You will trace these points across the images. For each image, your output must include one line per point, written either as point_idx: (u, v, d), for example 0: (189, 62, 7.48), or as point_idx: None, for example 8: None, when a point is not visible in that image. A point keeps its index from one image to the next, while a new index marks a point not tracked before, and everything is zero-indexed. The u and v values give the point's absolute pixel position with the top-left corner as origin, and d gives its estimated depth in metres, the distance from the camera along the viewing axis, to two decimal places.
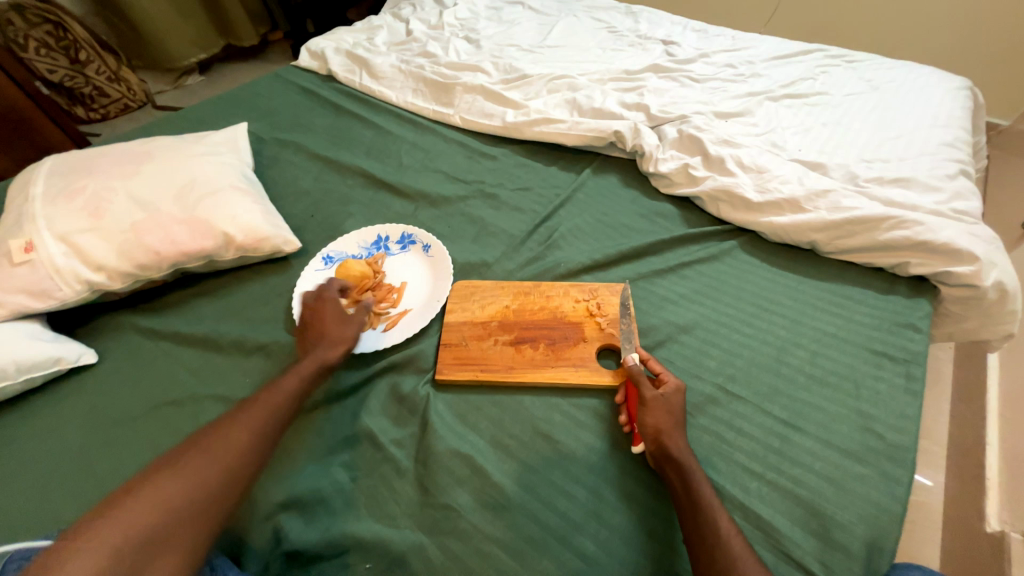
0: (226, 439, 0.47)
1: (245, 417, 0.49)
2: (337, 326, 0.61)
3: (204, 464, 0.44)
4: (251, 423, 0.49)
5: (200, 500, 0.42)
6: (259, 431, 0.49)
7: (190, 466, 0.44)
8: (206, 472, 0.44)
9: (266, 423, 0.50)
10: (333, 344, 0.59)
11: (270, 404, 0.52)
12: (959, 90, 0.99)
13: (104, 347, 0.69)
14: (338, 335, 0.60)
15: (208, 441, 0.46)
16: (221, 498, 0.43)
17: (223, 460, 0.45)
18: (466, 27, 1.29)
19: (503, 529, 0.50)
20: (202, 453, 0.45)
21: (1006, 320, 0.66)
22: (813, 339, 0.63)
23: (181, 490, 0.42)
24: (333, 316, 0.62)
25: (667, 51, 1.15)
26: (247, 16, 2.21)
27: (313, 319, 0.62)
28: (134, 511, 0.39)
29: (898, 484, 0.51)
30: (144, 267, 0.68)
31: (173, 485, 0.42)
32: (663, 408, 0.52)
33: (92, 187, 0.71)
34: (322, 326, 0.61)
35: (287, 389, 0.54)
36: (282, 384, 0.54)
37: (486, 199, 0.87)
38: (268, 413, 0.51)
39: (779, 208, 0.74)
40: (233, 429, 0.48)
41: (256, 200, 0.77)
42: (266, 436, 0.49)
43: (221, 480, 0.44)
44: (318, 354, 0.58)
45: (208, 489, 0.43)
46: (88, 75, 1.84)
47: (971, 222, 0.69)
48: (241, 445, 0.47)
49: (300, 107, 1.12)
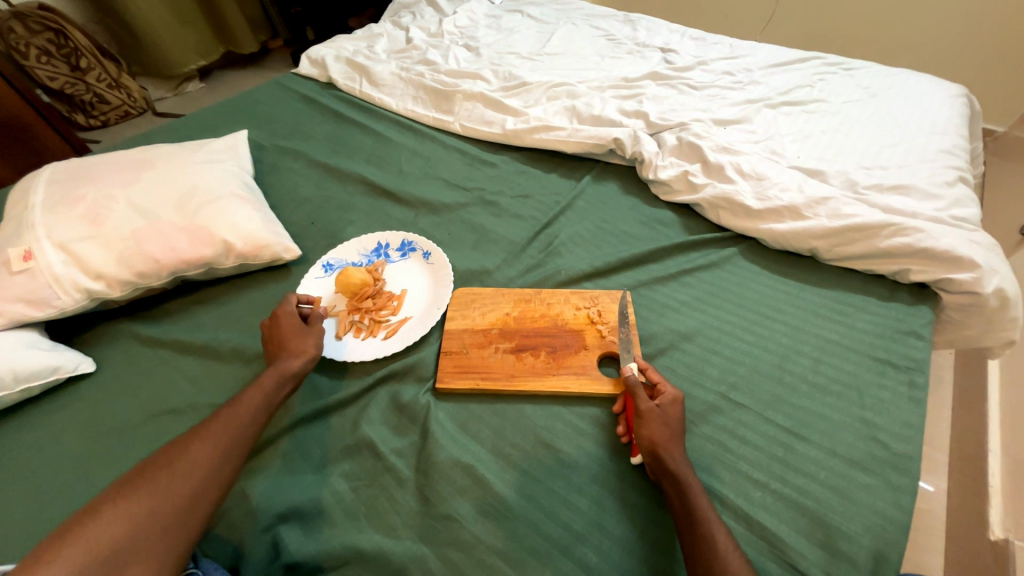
0: (189, 453, 0.45)
1: (210, 430, 0.48)
2: (298, 337, 0.60)
3: (167, 482, 0.42)
4: (216, 436, 0.48)
5: (165, 517, 0.41)
6: (226, 445, 0.48)
7: (153, 484, 0.42)
8: (171, 490, 0.42)
9: (231, 436, 0.49)
10: (295, 353, 0.59)
11: (235, 417, 0.50)
12: (956, 98, 0.99)
13: (103, 356, 0.68)
14: (299, 346, 0.59)
15: (172, 455, 0.45)
16: (189, 514, 0.42)
17: (190, 474, 0.44)
18: (466, 35, 1.30)
19: (504, 540, 0.49)
20: (167, 467, 0.44)
21: (1008, 327, 0.66)
22: (815, 347, 0.63)
23: (145, 509, 0.40)
24: (293, 328, 0.62)
25: (665, 59, 1.16)
26: (247, 24, 2.22)
27: (276, 331, 0.62)
28: (97, 532, 0.38)
29: (904, 493, 0.50)
30: (144, 275, 0.68)
31: (134, 505, 0.40)
32: (659, 419, 0.52)
33: (92, 196, 0.71)
34: (282, 339, 0.60)
35: (254, 401, 0.53)
36: (246, 398, 0.53)
37: (486, 207, 0.87)
38: (234, 426, 0.50)
39: (779, 215, 0.74)
40: (197, 442, 0.47)
41: (256, 207, 0.77)
42: (233, 449, 0.48)
43: (187, 496, 0.43)
44: (281, 365, 0.57)
45: (172, 506, 0.41)
46: (88, 82, 1.85)
47: (971, 229, 0.69)
48: (207, 460, 0.46)
49: (300, 115, 1.12)
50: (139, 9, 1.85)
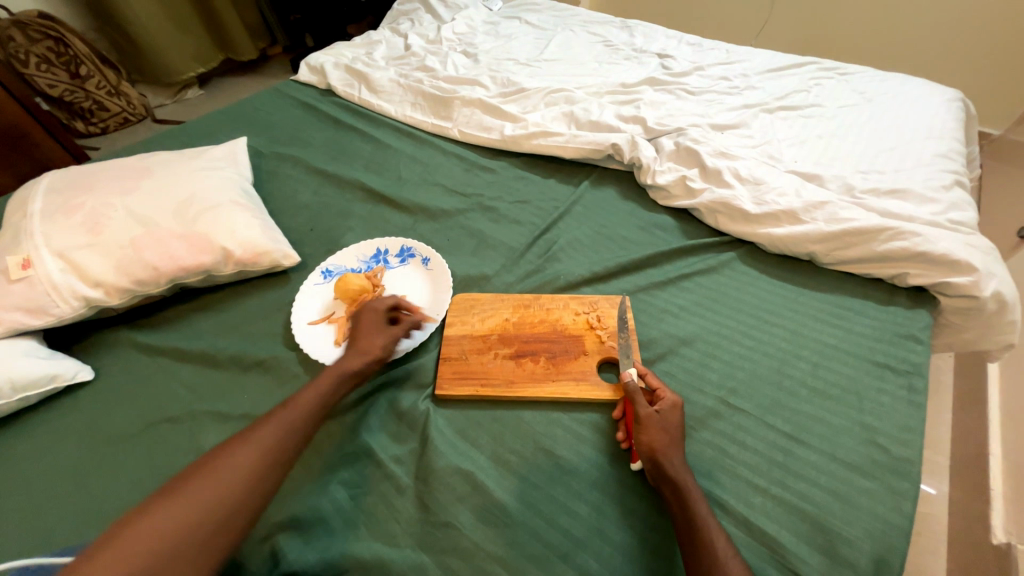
0: (234, 458, 0.45)
1: (260, 433, 0.48)
2: (369, 335, 0.60)
3: (211, 488, 0.42)
4: (262, 441, 0.47)
5: (204, 527, 0.40)
6: (272, 451, 0.47)
7: (197, 490, 0.42)
8: (214, 498, 0.42)
9: (279, 440, 0.48)
10: (363, 352, 0.59)
11: (284, 420, 0.50)
12: (952, 102, 1.00)
13: (100, 364, 0.68)
14: (368, 345, 0.59)
15: (220, 457, 0.45)
16: (228, 525, 0.41)
17: (233, 480, 0.44)
18: (464, 41, 1.31)
19: (504, 548, 0.49)
20: (213, 470, 0.44)
21: (1007, 330, 0.66)
22: (815, 351, 0.63)
23: (188, 513, 0.40)
24: (369, 325, 0.62)
25: (662, 65, 1.17)
26: (246, 31, 2.24)
27: (355, 325, 0.62)
28: (142, 533, 0.38)
29: (905, 498, 0.50)
30: (142, 283, 0.68)
31: (178, 511, 0.40)
32: (658, 425, 0.52)
33: (91, 204, 0.71)
34: (357, 333, 0.61)
35: (307, 402, 0.52)
36: (302, 398, 0.53)
37: (485, 212, 0.87)
38: (281, 431, 0.49)
39: (777, 219, 0.74)
40: (244, 446, 0.46)
41: (256, 214, 0.77)
42: (278, 455, 0.47)
43: (228, 506, 0.42)
44: (344, 363, 0.57)
45: (213, 515, 0.41)
46: (88, 90, 1.86)
47: (968, 232, 0.70)
48: (250, 467, 0.45)
49: (300, 122, 1.12)
50: (139, 16, 1.86)
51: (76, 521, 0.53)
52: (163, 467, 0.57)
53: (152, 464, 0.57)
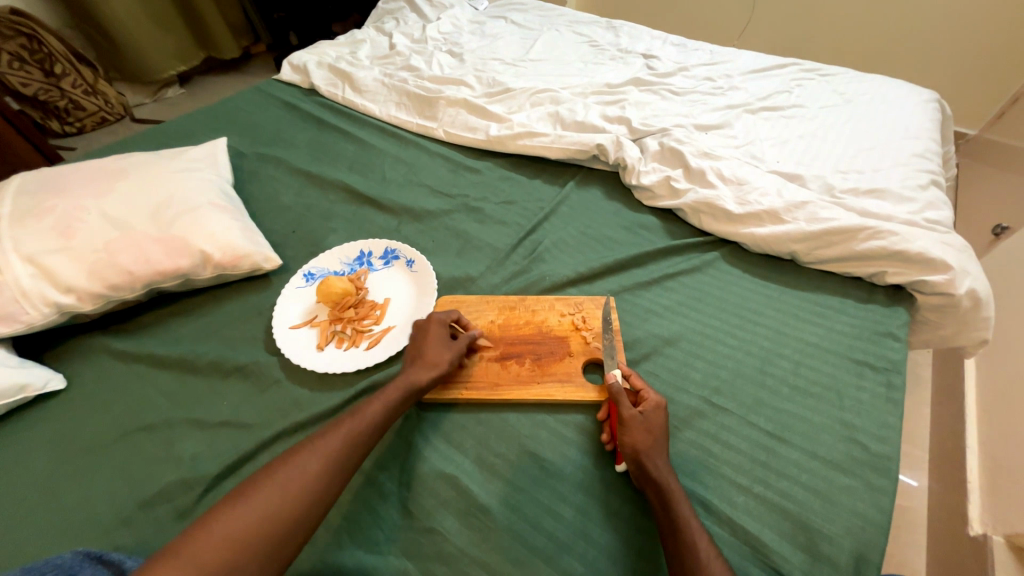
0: (296, 471, 0.45)
1: (325, 441, 0.48)
2: (436, 348, 0.59)
3: (273, 501, 0.43)
4: (324, 454, 0.47)
5: (265, 540, 0.41)
6: (333, 465, 0.47)
7: (260, 501, 0.43)
8: (275, 512, 0.43)
9: (341, 449, 0.48)
10: (429, 365, 0.57)
11: (347, 432, 0.50)
12: (929, 103, 1.02)
13: (73, 372, 0.66)
14: (435, 358, 0.58)
15: (286, 462, 0.46)
16: (285, 542, 0.42)
17: (296, 489, 0.44)
18: (449, 41, 1.30)
19: (489, 552, 0.49)
20: (279, 477, 0.45)
21: (981, 326, 0.68)
22: (796, 350, 0.64)
23: (253, 520, 0.42)
24: (438, 338, 0.60)
25: (647, 65, 1.17)
26: (228, 29, 2.20)
27: (416, 338, 0.61)
28: (214, 536, 0.40)
29: (883, 494, 0.51)
30: (117, 288, 0.66)
31: (245, 517, 0.42)
32: (642, 426, 0.52)
33: (63, 207, 0.69)
34: (424, 345, 0.60)
35: (370, 414, 0.52)
36: (369, 408, 0.52)
37: (470, 213, 0.87)
38: (343, 444, 0.49)
39: (759, 219, 0.75)
40: (305, 458, 0.47)
41: (235, 216, 0.76)
42: (341, 465, 0.47)
43: (287, 518, 0.43)
44: (412, 375, 0.56)
45: (273, 528, 0.42)
46: (64, 88, 1.81)
47: (944, 231, 0.71)
48: (311, 480, 0.45)
49: (282, 121, 1.11)
50: (116, 13, 1.82)
51: (47, 535, 0.51)
52: (139, 477, 0.55)
53: (127, 474, 0.56)
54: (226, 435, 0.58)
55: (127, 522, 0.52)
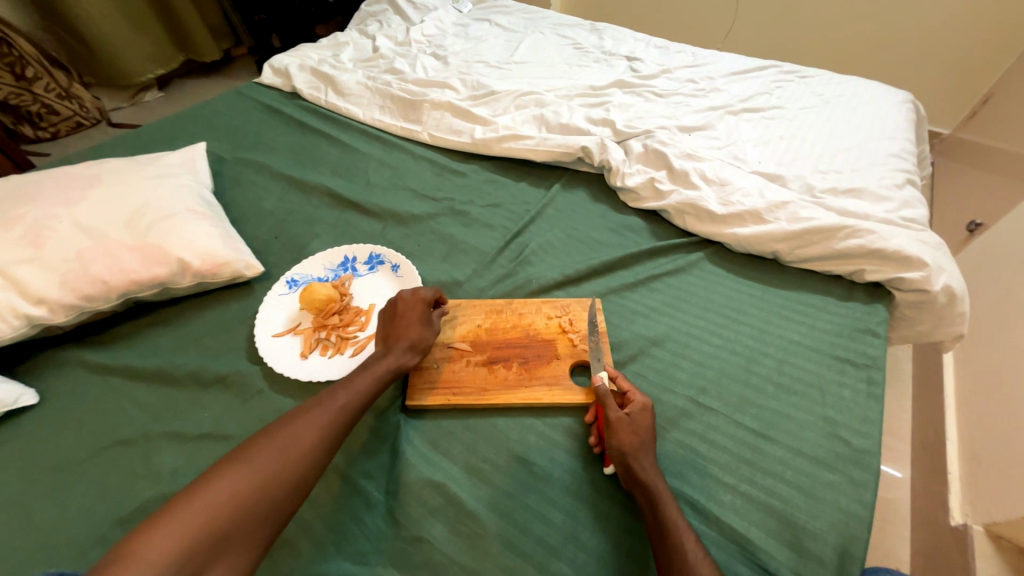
0: (293, 436, 0.46)
1: (320, 409, 0.49)
2: (418, 329, 0.60)
3: (271, 466, 0.44)
4: (318, 424, 0.48)
5: (265, 501, 0.42)
6: (327, 435, 0.48)
7: (259, 465, 0.43)
8: (273, 475, 0.43)
9: (337, 417, 0.49)
10: (413, 345, 0.59)
11: (340, 402, 0.51)
12: (904, 103, 1.05)
13: (46, 387, 0.64)
14: (419, 339, 0.60)
15: (282, 428, 0.47)
16: (283, 504, 0.43)
17: (294, 453, 0.45)
18: (433, 43, 1.30)
19: (478, 559, 0.49)
20: (277, 441, 0.45)
21: (957, 321, 0.69)
22: (779, 347, 0.65)
23: (253, 481, 0.42)
24: (421, 318, 0.61)
25: (631, 67, 1.18)
26: (208, 32, 2.16)
27: (397, 315, 0.62)
28: (213, 498, 0.40)
29: (865, 489, 0.52)
30: (90, 298, 0.64)
31: (245, 479, 0.42)
32: (628, 428, 0.52)
33: (33, 215, 0.67)
34: (408, 324, 0.61)
35: (362, 388, 0.53)
36: (357, 383, 0.53)
37: (456, 216, 0.86)
38: (337, 413, 0.50)
39: (742, 219, 0.76)
40: (300, 425, 0.47)
41: (215, 223, 0.74)
42: (336, 433, 0.49)
43: (287, 480, 0.44)
44: (397, 354, 0.58)
45: (274, 490, 0.43)
46: (36, 93, 1.76)
47: (919, 229, 0.73)
48: (308, 445, 0.46)
49: (263, 125, 1.09)
50: (91, 14, 1.77)
51: (18, 557, 0.49)
52: (115, 493, 0.54)
53: (103, 490, 0.54)
54: (207, 448, 0.57)
55: (103, 541, 0.50)
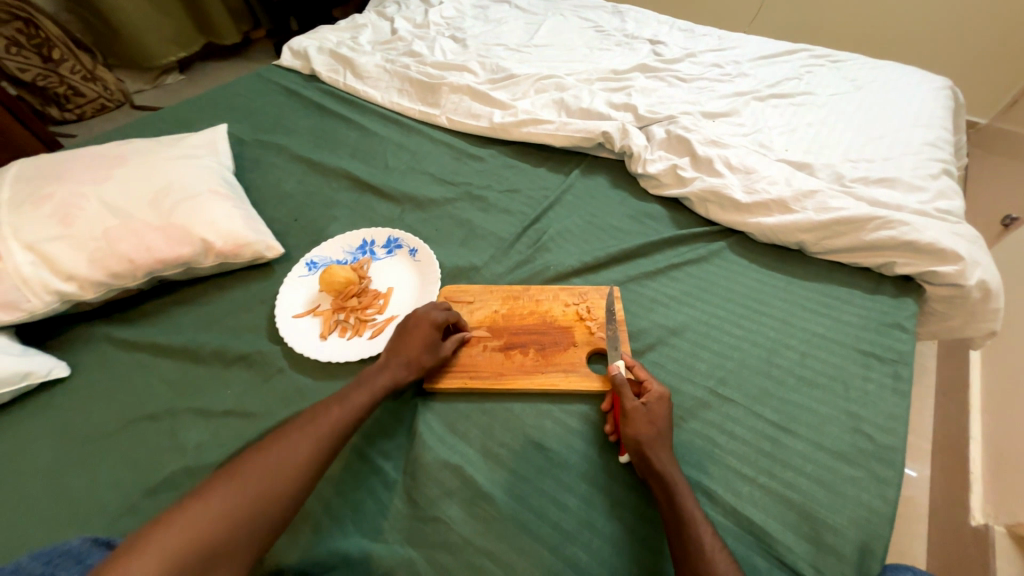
0: (285, 451, 0.46)
1: (313, 424, 0.49)
2: (419, 347, 0.58)
3: (260, 482, 0.43)
4: (312, 437, 0.48)
5: (252, 518, 0.41)
6: (322, 449, 0.48)
7: (248, 481, 0.43)
8: (262, 492, 0.42)
9: (328, 433, 0.49)
10: (409, 364, 0.57)
11: (333, 417, 0.50)
12: (941, 90, 1.00)
13: (77, 360, 0.66)
14: (417, 357, 0.57)
15: (275, 442, 0.47)
16: (270, 522, 0.42)
17: (284, 469, 0.45)
18: (452, 26, 1.27)
19: (493, 540, 0.49)
20: (268, 456, 0.45)
21: (989, 317, 0.67)
22: (802, 340, 0.63)
23: (241, 497, 0.41)
24: (424, 337, 0.59)
25: (654, 51, 1.15)
26: (229, 15, 2.16)
27: (405, 331, 0.59)
28: (200, 514, 0.39)
29: (888, 485, 0.51)
30: (118, 275, 0.66)
31: (233, 494, 0.41)
32: (644, 418, 0.51)
33: (61, 193, 0.68)
34: (410, 342, 0.58)
35: (356, 403, 0.52)
36: (352, 398, 0.52)
37: (473, 202, 0.86)
38: (329, 428, 0.49)
39: (767, 209, 0.74)
40: (292, 440, 0.47)
41: (236, 204, 0.75)
42: (328, 449, 0.48)
43: (275, 498, 0.43)
44: (392, 371, 0.56)
45: (262, 507, 0.42)
46: (62, 74, 1.78)
47: (955, 221, 0.70)
48: (299, 461, 0.46)
49: (283, 108, 1.09)
50: None
51: (53, 522, 0.52)
52: (142, 466, 0.55)
53: (131, 462, 0.56)
54: (230, 424, 0.58)
55: (133, 509, 0.52)
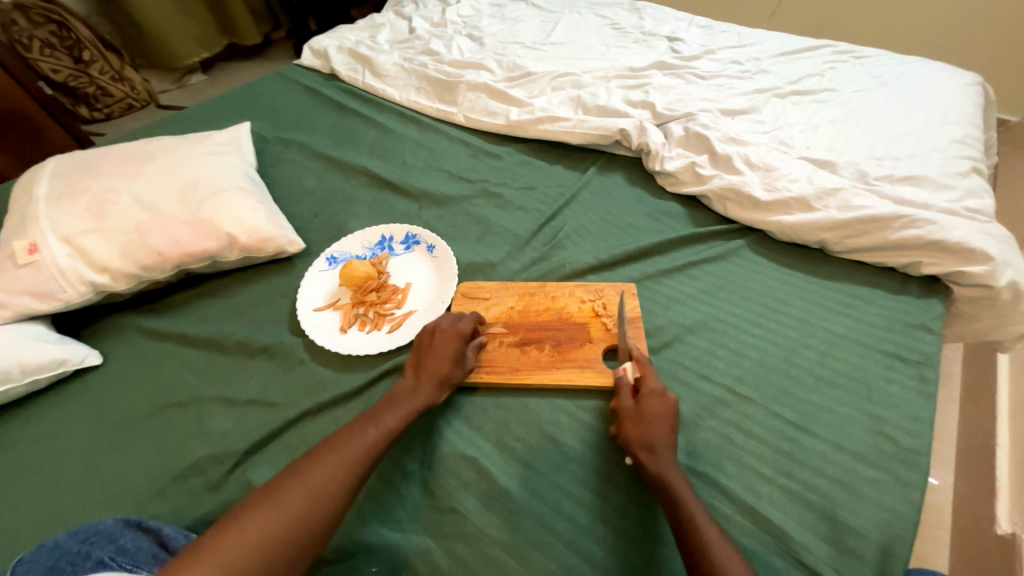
0: (321, 473, 0.46)
1: (348, 445, 0.49)
2: (447, 363, 0.58)
3: (295, 506, 0.43)
4: (347, 459, 0.48)
5: (288, 543, 0.41)
6: (356, 471, 0.47)
7: (284, 504, 0.42)
8: (298, 515, 0.42)
9: (362, 456, 0.48)
10: (439, 381, 0.57)
11: (368, 439, 0.50)
12: (971, 86, 0.97)
13: (108, 349, 0.69)
14: (446, 374, 0.58)
15: (310, 463, 0.47)
16: (306, 547, 0.42)
17: (319, 492, 0.44)
18: (469, 24, 1.28)
19: (509, 533, 0.50)
20: (304, 478, 0.45)
21: (1019, 320, 0.65)
22: (822, 340, 0.62)
23: (277, 521, 0.41)
24: (452, 352, 0.59)
25: (672, 48, 1.14)
26: (251, 16, 2.21)
27: (431, 346, 0.59)
28: (238, 538, 0.39)
29: (912, 488, 0.50)
30: (147, 267, 0.68)
31: (271, 518, 0.41)
32: (635, 417, 0.52)
33: (95, 188, 0.71)
34: (439, 358, 0.58)
35: (389, 424, 0.52)
36: (385, 418, 0.52)
37: (490, 199, 0.86)
38: (363, 450, 0.49)
39: (788, 207, 0.73)
40: (328, 462, 0.47)
41: (260, 200, 0.77)
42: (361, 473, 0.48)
43: (311, 523, 0.43)
44: (423, 390, 0.56)
45: (297, 533, 0.42)
46: (92, 74, 1.84)
47: (984, 221, 0.68)
48: (334, 485, 0.45)
49: (303, 106, 1.11)
50: None
51: (87, 503, 0.54)
52: (170, 451, 0.57)
53: (160, 447, 0.58)
54: (254, 413, 0.60)
55: (162, 493, 0.54)
